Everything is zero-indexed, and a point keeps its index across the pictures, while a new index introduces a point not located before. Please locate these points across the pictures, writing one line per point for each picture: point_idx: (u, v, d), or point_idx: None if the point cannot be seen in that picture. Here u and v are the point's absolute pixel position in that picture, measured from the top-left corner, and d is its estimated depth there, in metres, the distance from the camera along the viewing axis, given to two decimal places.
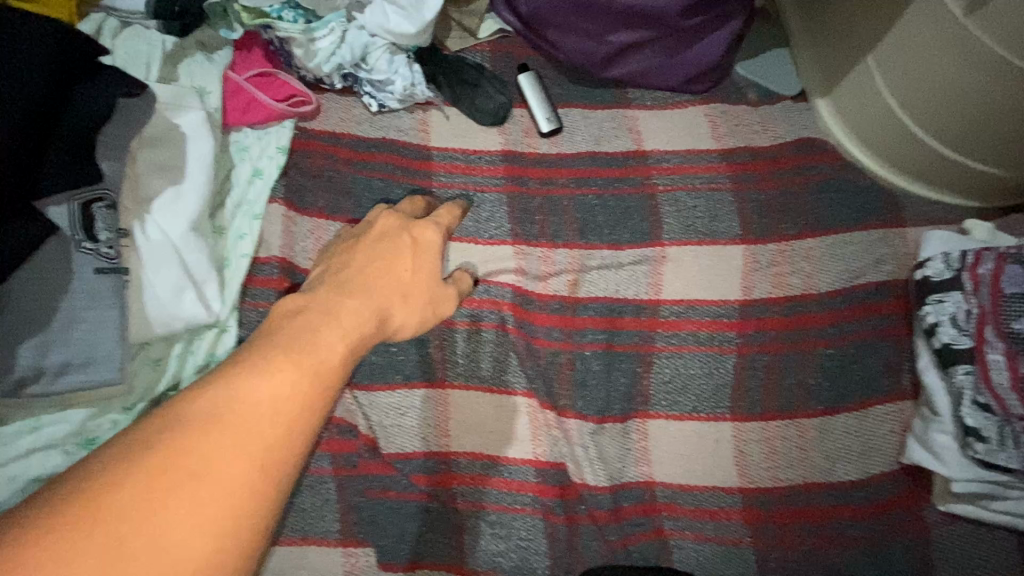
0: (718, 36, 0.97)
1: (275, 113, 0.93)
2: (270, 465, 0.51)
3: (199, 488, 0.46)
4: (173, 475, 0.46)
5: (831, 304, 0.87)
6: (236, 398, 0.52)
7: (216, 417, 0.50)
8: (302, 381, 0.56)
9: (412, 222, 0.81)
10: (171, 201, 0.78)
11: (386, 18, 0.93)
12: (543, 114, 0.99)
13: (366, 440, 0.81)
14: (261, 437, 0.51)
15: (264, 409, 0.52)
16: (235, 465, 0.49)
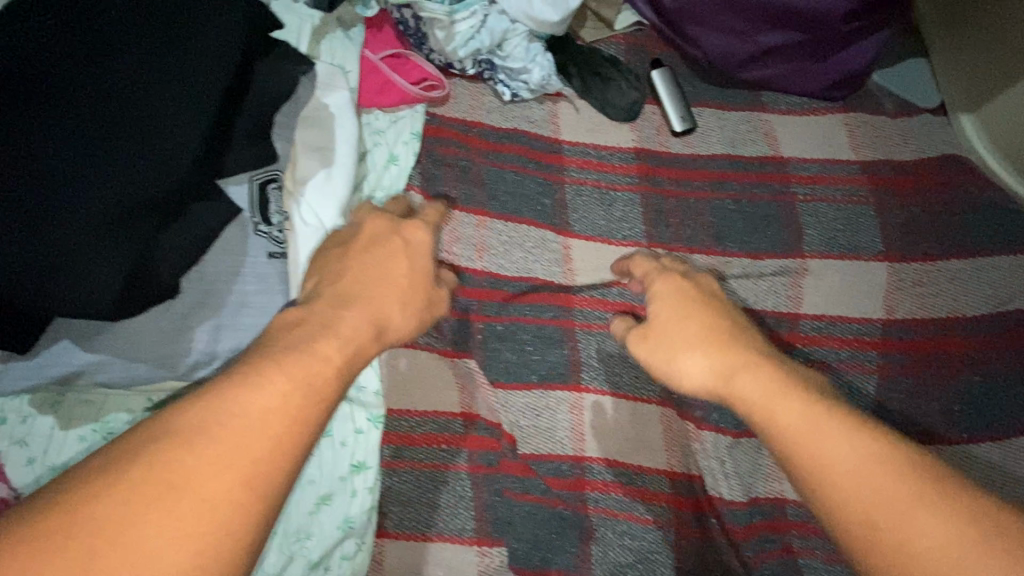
0: (868, 43, 0.94)
1: (408, 96, 0.91)
2: (258, 480, 0.44)
3: (179, 501, 0.40)
4: (149, 488, 0.40)
5: (978, 330, 0.85)
6: (227, 405, 0.45)
7: (202, 426, 0.44)
8: (295, 391, 0.48)
9: (403, 220, 0.67)
10: (325, 185, 0.75)
11: (530, 3, 0.90)
12: (678, 114, 0.96)
13: (508, 439, 0.81)
14: (249, 450, 0.44)
15: (265, 421, 0.46)
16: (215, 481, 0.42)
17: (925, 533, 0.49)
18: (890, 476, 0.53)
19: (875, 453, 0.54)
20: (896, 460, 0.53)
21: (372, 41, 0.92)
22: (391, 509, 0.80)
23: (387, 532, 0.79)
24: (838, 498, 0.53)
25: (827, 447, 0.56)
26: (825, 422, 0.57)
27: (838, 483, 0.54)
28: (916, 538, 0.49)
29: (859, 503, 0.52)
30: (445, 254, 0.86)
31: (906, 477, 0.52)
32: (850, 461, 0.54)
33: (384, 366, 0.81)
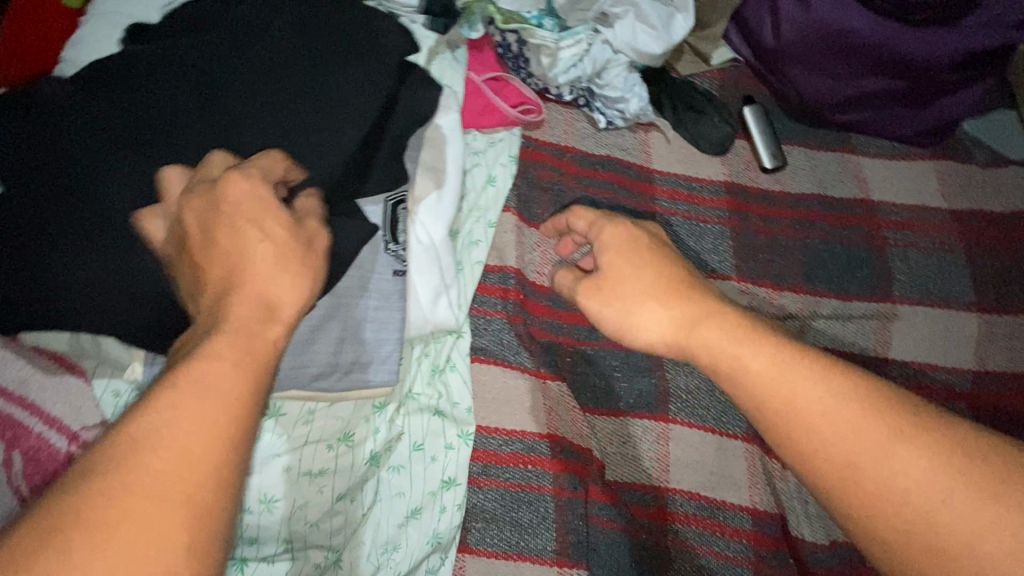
0: (967, 94, 0.94)
1: (508, 119, 0.93)
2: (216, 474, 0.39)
3: (128, 523, 0.35)
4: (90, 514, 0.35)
5: None
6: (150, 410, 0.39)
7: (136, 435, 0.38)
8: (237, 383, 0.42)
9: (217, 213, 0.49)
10: (436, 204, 0.77)
11: (635, 35, 0.91)
12: (768, 151, 0.97)
13: (598, 465, 0.82)
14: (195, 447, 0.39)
15: (212, 406, 0.40)
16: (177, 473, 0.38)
17: (918, 484, 0.41)
18: (875, 422, 0.44)
19: (858, 398, 0.45)
20: (877, 407, 0.45)
21: (476, 64, 0.95)
22: (474, 525, 0.79)
23: (469, 547, 0.79)
24: (818, 457, 0.45)
25: (809, 404, 0.46)
26: (804, 367, 0.48)
27: (822, 444, 0.45)
28: (922, 491, 0.41)
29: (852, 467, 0.44)
30: (539, 276, 0.87)
31: (891, 418, 0.44)
32: (844, 419, 0.45)
33: (476, 384, 0.82)
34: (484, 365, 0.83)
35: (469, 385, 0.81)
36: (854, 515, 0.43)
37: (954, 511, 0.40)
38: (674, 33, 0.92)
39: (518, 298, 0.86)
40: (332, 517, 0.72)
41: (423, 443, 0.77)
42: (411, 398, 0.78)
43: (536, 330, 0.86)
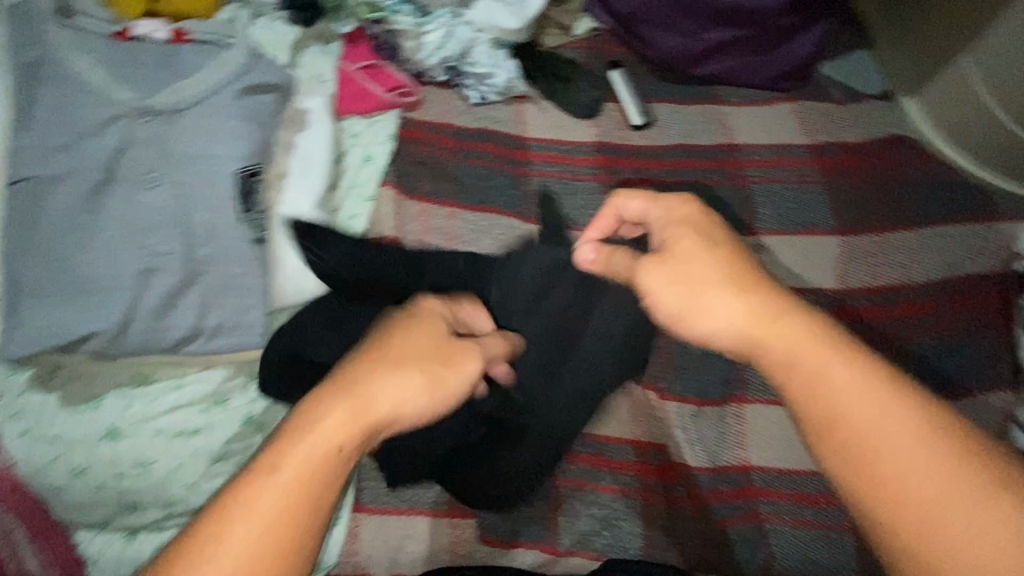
0: (809, 35, 1.00)
1: (384, 103, 0.99)
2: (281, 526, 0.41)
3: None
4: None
5: (928, 295, 0.89)
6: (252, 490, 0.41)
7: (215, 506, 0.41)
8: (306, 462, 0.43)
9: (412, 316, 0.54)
10: (302, 179, 0.83)
11: (492, 14, 0.98)
12: (636, 109, 1.03)
13: None
14: (281, 508, 0.41)
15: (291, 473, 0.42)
16: (246, 563, 0.40)
17: (943, 525, 0.39)
18: (937, 466, 0.40)
19: (931, 457, 0.40)
20: (910, 457, 0.40)
21: (348, 52, 0.99)
22: (367, 484, 0.83)
23: (364, 506, 0.82)
24: (912, 556, 0.39)
25: (856, 411, 0.43)
26: (890, 424, 0.42)
27: (887, 482, 0.40)
28: (980, 562, 0.37)
29: (948, 563, 0.38)
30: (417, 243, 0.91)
31: (941, 459, 0.40)
32: (899, 452, 0.41)
33: None
34: None
35: None
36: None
37: (1017, 560, 0.37)
38: (530, 7, 0.98)
39: None
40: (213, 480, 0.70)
41: None
42: None
43: None
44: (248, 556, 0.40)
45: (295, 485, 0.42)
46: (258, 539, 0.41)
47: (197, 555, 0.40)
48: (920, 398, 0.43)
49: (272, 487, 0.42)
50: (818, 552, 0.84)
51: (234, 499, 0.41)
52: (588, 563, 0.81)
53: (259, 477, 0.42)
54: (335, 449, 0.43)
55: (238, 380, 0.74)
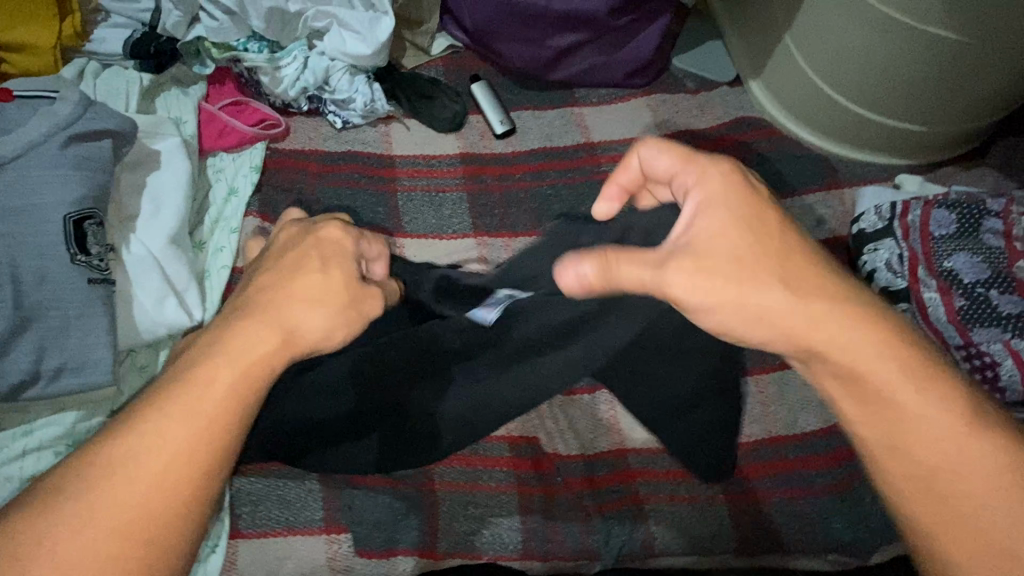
0: (650, 32, 1.05)
1: (247, 136, 1.00)
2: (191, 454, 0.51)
3: (121, 473, 0.49)
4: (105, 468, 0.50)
5: None
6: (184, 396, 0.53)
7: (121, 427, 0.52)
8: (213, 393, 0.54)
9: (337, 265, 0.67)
10: (152, 218, 0.85)
11: (344, 42, 1.02)
12: (497, 117, 1.07)
13: None
14: (198, 422, 0.52)
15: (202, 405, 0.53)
16: (174, 456, 0.51)
17: (975, 476, 0.51)
18: (970, 446, 0.52)
19: (961, 413, 0.53)
20: (964, 433, 0.52)
21: (214, 93, 1.03)
22: (243, 510, 0.83)
23: (241, 532, 0.82)
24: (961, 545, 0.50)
25: (861, 356, 0.53)
26: (898, 386, 0.53)
27: (914, 445, 0.52)
28: (969, 487, 0.51)
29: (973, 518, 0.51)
30: None
31: (984, 444, 0.52)
32: (932, 425, 0.52)
33: None
34: None
35: None
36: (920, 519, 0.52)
37: (1008, 482, 0.51)
38: (379, 31, 1.01)
39: None
40: None
41: None
42: None
43: None
44: (180, 441, 0.51)
45: (216, 401, 0.53)
46: (190, 436, 0.51)
47: (128, 449, 0.50)
48: (939, 374, 0.54)
49: (203, 396, 0.53)
50: (698, 529, 0.84)
51: (170, 401, 0.53)
52: (467, 563, 0.82)
53: (188, 399, 0.53)
54: (268, 364, 0.57)
55: (92, 419, 0.76)
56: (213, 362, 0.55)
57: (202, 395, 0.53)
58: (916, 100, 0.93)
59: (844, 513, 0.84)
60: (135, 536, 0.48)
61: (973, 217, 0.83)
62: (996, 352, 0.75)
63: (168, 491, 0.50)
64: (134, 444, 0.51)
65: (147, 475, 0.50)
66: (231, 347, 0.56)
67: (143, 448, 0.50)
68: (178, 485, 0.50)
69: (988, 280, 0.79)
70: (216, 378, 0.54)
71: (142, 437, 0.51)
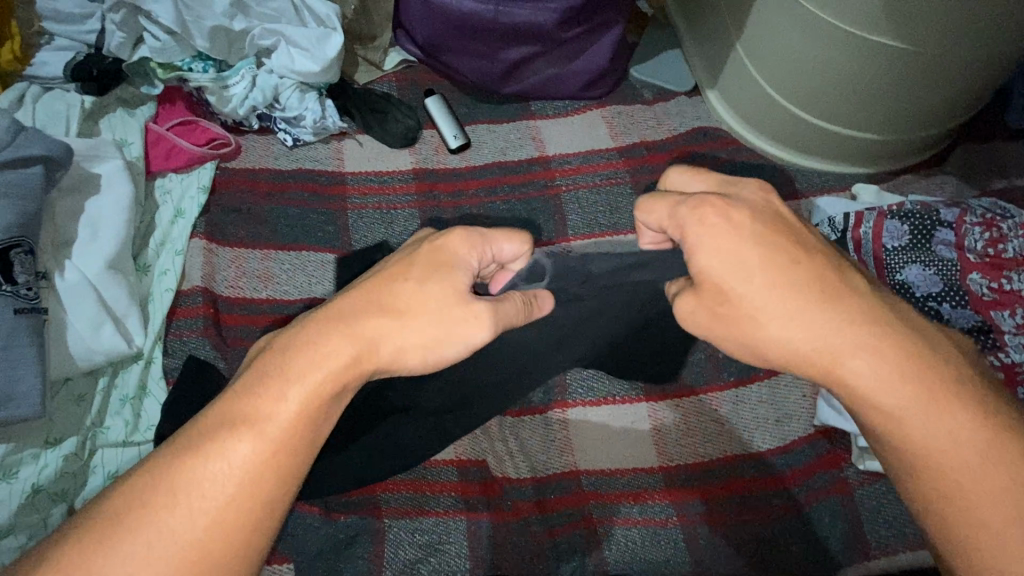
0: (603, 43, 1.04)
1: (195, 156, 0.99)
2: (264, 467, 0.52)
3: (193, 490, 0.50)
4: (172, 480, 0.51)
5: None
6: (240, 414, 0.53)
7: (230, 423, 0.53)
8: (287, 423, 0.53)
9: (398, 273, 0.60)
10: (89, 243, 0.84)
11: (292, 60, 1.01)
12: (450, 132, 1.05)
13: None
14: (271, 444, 0.52)
15: (273, 429, 0.52)
16: (240, 477, 0.51)
17: (989, 501, 0.49)
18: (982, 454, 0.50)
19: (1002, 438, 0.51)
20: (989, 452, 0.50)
21: (162, 113, 1.01)
22: None
23: None
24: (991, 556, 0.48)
25: (877, 391, 0.52)
26: (922, 413, 0.51)
27: (922, 451, 0.51)
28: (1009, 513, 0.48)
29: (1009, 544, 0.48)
30: (230, 290, 0.93)
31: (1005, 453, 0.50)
32: (948, 444, 0.51)
33: None
34: None
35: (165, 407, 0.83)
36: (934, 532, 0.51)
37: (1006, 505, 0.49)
38: (327, 48, 1.00)
39: (209, 312, 0.90)
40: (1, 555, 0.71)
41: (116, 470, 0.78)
42: (104, 430, 0.80)
43: (233, 340, 0.89)
44: (258, 452, 0.52)
45: (287, 424, 0.53)
46: (260, 458, 0.51)
47: (193, 467, 0.51)
48: (943, 391, 0.52)
49: (269, 419, 0.52)
50: (651, 552, 0.83)
51: (231, 427, 0.52)
52: None
53: (251, 420, 0.52)
54: (319, 395, 0.54)
55: (24, 452, 0.76)
56: (283, 381, 0.54)
57: (268, 419, 0.53)
58: (871, 108, 0.91)
59: (803, 534, 0.82)
60: (211, 555, 0.49)
61: (926, 228, 0.81)
62: None
63: (255, 510, 0.51)
64: (185, 478, 0.51)
65: (219, 499, 0.50)
66: (302, 364, 0.54)
67: (204, 476, 0.51)
68: (253, 507, 0.51)
69: (940, 293, 0.77)
70: (281, 403, 0.53)
71: (205, 463, 0.51)
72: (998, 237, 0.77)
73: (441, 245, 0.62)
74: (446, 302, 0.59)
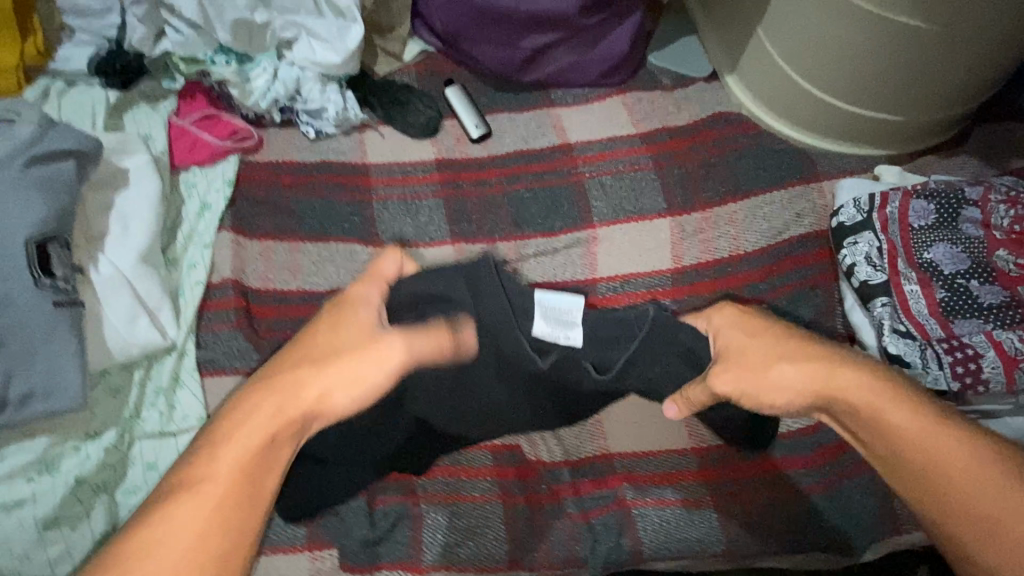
0: (623, 30, 1.04)
1: (219, 149, 0.99)
2: (226, 524, 0.56)
3: (138, 568, 0.52)
4: (117, 562, 0.53)
5: (760, 261, 0.93)
6: (186, 478, 0.57)
7: (168, 494, 0.57)
8: (228, 486, 0.57)
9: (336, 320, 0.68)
10: (121, 237, 0.84)
11: (313, 51, 1.01)
12: (471, 121, 1.05)
13: None
14: (211, 498, 0.56)
15: (209, 491, 0.56)
16: (201, 526, 0.55)
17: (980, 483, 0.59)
18: (953, 442, 0.61)
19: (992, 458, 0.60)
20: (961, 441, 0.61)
21: (184, 107, 1.00)
22: None
23: None
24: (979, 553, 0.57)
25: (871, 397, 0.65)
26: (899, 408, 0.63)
27: (903, 440, 0.63)
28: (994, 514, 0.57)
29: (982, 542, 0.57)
30: (261, 281, 0.93)
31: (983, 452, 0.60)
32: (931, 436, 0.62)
33: (214, 395, 0.85)
34: (216, 376, 0.86)
35: (201, 397, 0.83)
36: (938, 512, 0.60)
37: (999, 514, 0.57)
38: (349, 39, 1.00)
39: (241, 304, 0.90)
40: (50, 546, 0.73)
41: (156, 461, 0.79)
42: (140, 421, 0.81)
43: (264, 332, 0.90)
44: (193, 523, 0.55)
45: (225, 479, 0.57)
46: (210, 511, 0.55)
47: (143, 539, 0.54)
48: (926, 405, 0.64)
49: (207, 475, 0.57)
50: (685, 531, 0.84)
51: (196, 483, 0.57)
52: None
53: (191, 486, 0.57)
54: (268, 439, 0.60)
55: (66, 444, 0.77)
56: (215, 446, 0.59)
57: (207, 477, 0.57)
58: (892, 89, 0.92)
59: (834, 509, 0.83)
60: None
61: (953, 208, 0.82)
62: (978, 343, 0.75)
63: (234, 541, 0.56)
64: (149, 543, 0.54)
65: (200, 552, 0.54)
66: (246, 416, 0.61)
67: (156, 543, 0.54)
68: (221, 542, 0.55)
69: (967, 271, 0.78)
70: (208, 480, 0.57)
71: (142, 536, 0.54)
72: None
73: (348, 295, 0.71)
74: (358, 344, 0.66)
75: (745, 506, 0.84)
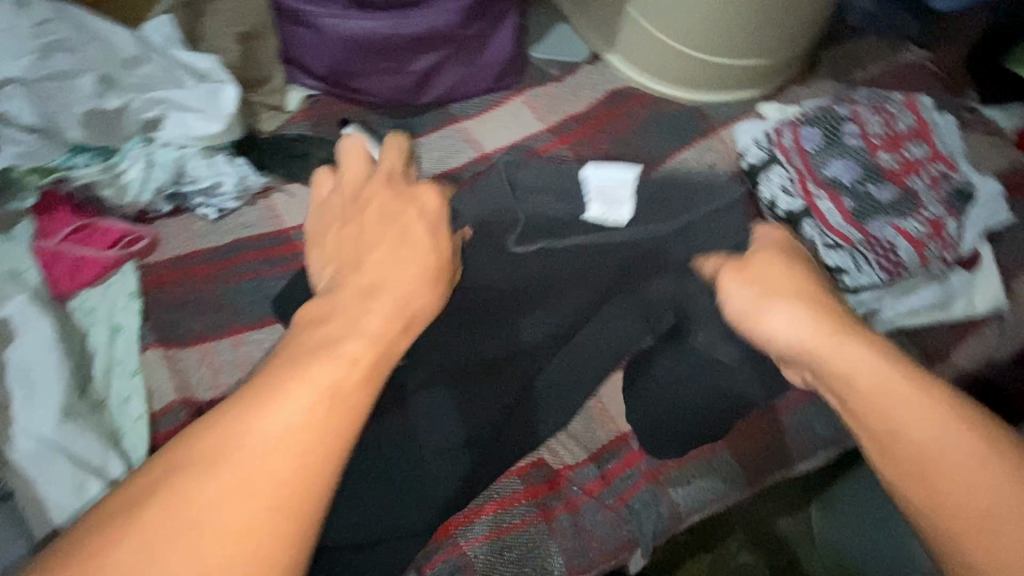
0: (503, 35, 1.05)
1: (110, 261, 0.86)
2: (312, 467, 0.41)
3: (215, 492, 0.38)
4: (167, 518, 0.38)
5: None
6: (234, 431, 0.40)
7: (210, 458, 0.40)
8: (306, 427, 0.41)
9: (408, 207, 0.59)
10: (28, 400, 0.73)
11: (188, 125, 0.90)
12: (383, 156, 1.01)
13: None
14: (297, 444, 0.40)
15: (284, 427, 0.41)
16: (297, 428, 0.41)
17: (983, 490, 0.43)
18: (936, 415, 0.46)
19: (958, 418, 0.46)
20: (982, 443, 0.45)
21: (48, 224, 0.85)
22: None
23: None
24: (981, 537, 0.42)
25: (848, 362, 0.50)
26: (895, 387, 0.48)
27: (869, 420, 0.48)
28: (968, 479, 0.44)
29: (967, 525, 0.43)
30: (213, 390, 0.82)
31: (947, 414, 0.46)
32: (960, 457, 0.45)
33: None
34: None
35: None
36: (920, 505, 0.45)
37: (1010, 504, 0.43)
38: (223, 103, 0.91)
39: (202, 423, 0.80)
40: None
41: None
42: None
43: None
44: (290, 450, 0.40)
45: (306, 424, 0.41)
46: (294, 466, 0.40)
47: (211, 446, 0.40)
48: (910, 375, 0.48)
49: (253, 437, 0.40)
50: (711, 479, 0.89)
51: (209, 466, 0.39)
52: None
53: (226, 455, 0.40)
54: (331, 398, 0.42)
55: None
56: (278, 391, 0.42)
57: (240, 447, 0.40)
58: (754, 36, 1.02)
59: (822, 411, 0.93)
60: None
61: (835, 127, 0.94)
62: (890, 235, 0.87)
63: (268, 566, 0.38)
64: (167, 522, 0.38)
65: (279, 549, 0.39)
66: (297, 380, 0.43)
67: (229, 467, 0.39)
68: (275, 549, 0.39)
69: (863, 177, 0.91)
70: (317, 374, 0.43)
71: (205, 482, 0.39)
72: (887, 120, 0.93)
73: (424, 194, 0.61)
74: (437, 251, 0.56)
75: (751, 437, 0.91)
